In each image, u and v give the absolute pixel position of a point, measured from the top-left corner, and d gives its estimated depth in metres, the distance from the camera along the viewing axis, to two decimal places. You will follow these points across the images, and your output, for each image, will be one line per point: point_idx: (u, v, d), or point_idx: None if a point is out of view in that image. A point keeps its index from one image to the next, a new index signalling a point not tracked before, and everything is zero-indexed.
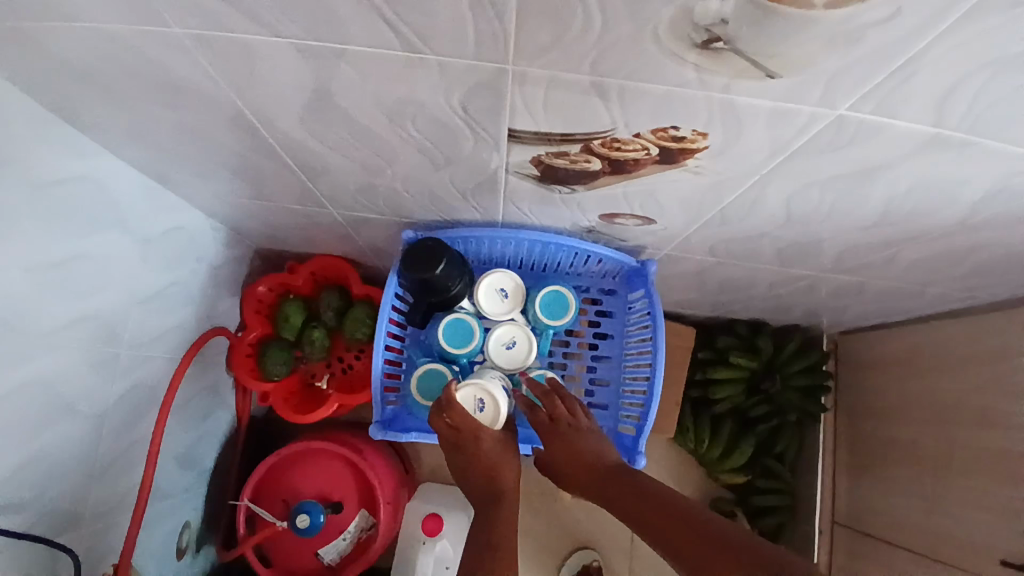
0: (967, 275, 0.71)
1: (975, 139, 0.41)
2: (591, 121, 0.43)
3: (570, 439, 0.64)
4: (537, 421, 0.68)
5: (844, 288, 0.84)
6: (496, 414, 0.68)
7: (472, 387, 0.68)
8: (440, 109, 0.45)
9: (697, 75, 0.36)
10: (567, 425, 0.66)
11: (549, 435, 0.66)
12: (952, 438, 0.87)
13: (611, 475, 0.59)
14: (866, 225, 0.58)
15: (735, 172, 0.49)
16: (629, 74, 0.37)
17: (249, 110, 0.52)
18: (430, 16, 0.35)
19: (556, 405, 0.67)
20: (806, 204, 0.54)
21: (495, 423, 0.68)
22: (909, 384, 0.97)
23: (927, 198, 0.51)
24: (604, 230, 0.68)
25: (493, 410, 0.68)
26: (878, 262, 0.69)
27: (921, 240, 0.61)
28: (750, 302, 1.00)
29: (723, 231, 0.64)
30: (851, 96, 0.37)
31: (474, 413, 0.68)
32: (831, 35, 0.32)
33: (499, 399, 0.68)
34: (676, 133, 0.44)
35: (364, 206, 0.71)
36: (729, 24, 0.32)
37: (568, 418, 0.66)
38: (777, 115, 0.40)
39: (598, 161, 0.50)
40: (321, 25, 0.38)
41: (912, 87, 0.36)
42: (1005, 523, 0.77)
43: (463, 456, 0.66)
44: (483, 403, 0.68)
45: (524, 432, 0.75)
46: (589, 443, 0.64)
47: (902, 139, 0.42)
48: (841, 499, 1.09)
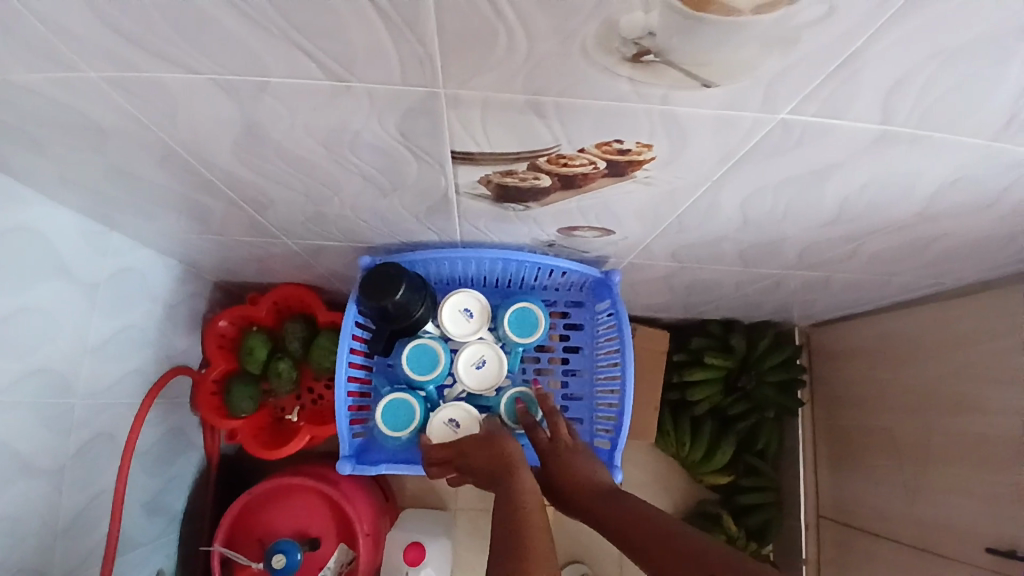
0: (929, 264, 0.71)
1: (923, 133, 0.40)
2: (532, 138, 0.42)
3: (565, 459, 0.62)
4: (538, 443, 0.66)
5: (811, 283, 0.84)
6: (469, 414, 0.69)
7: (432, 423, 0.68)
8: (379, 136, 0.44)
9: (633, 88, 0.35)
10: (564, 446, 0.64)
11: (545, 459, 0.64)
12: (931, 425, 0.87)
13: (602, 498, 0.57)
14: (823, 223, 0.57)
15: (686, 180, 0.48)
16: (563, 91, 0.36)
17: (181, 149, 0.50)
18: (351, 46, 0.33)
19: (555, 422, 0.65)
20: (760, 207, 0.53)
21: (474, 419, 0.68)
22: (883, 373, 0.97)
23: (881, 195, 0.51)
24: (564, 243, 0.67)
25: (462, 414, 0.69)
26: (841, 256, 0.69)
27: (881, 233, 0.60)
28: (719, 302, 1.00)
29: (683, 237, 0.63)
30: (791, 100, 0.36)
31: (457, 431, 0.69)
32: (765, 44, 0.31)
33: (455, 405, 0.69)
34: (621, 146, 0.43)
35: (317, 235, 0.69)
36: (658, 37, 0.31)
37: (566, 438, 0.64)
38: (720, 124, 0.39)
39: (547, 177, 0.49)
40: (241, 61, 0.36)
41: (852, 89, 0.35)
42: (990, 508, 0.77)
43: (468, 473, 0.61)
44: (455, 418, 0.69)
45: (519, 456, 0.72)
46: (584, 462, 0.62)
47: (851, 140, 0.41)
48: (824, 493, 1.09)
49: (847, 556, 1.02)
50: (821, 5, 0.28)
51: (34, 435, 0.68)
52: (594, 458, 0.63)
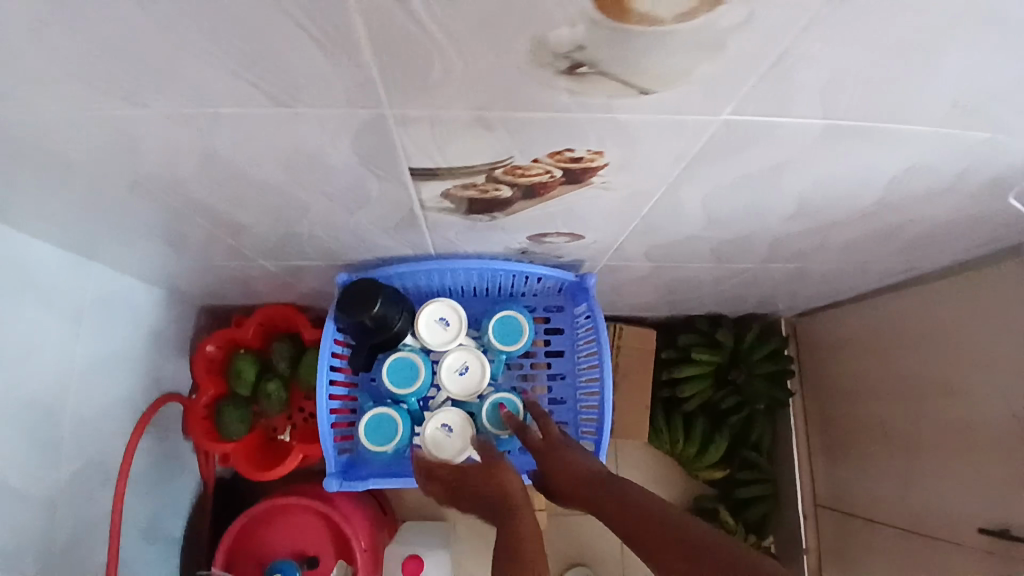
0: (901, 249, 0.72)
1: (865, 126, 0.41)
2: (483, 151, 0.43)
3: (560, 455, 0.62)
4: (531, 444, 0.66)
5: (788, 274, 0.84)
6: (446, 414, 0.70)
7: (427, 445, 0.69)
8: (337, 156, 0.44)
9: (573, 99, 0.36)
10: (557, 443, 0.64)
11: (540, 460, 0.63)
12: (920, 409, 0.87)
13: (596, 486, 0.56)
14: (786, 216, 0.58)
15: (644, 182, 0.49)
16: (507, 105, 0.37)
17: (146, 178, 0.51)
18: (293, 72, 0.34)
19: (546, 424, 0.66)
20: (721, 204, 0.54)
21: (456, 415, 0.70)
22: (870, 359, 0.98)
23: (836, 187, 0.51)
24: (536, 249, 0.67)
25: (442, 418, 0.70)
26: (812, 248, 0.70)
27: (846, 224, 0.61)
28: (702, 298, 1.00)
29: (652, 237, 0.63)
30: (729, 103, 0.37)
31: (451, 435, 0.70)
32: (692, 51, 0.31)
33: (429, 420, 0.70)
34: (573, 155, 0.44)
35: (293, 255, 0.69)
36: (586, 49, 0.31)
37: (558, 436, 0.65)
38: (665, 128, 0.40)
39: (507, 188, 0.49)
40: (190, 93, 0.37)
41: (787, 87, 0.35)
42: (982, 489, 0.77)
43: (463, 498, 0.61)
44: (443, 424, 0.70)
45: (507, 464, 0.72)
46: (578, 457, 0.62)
47: (796, 136, 0.41)
48: (820, 482, 1.09)
49: (847, 545, 1.02)
50: (739, 11, 0.29)
51: (26, 469, 0.68)
52: (582, 449, 0.63)
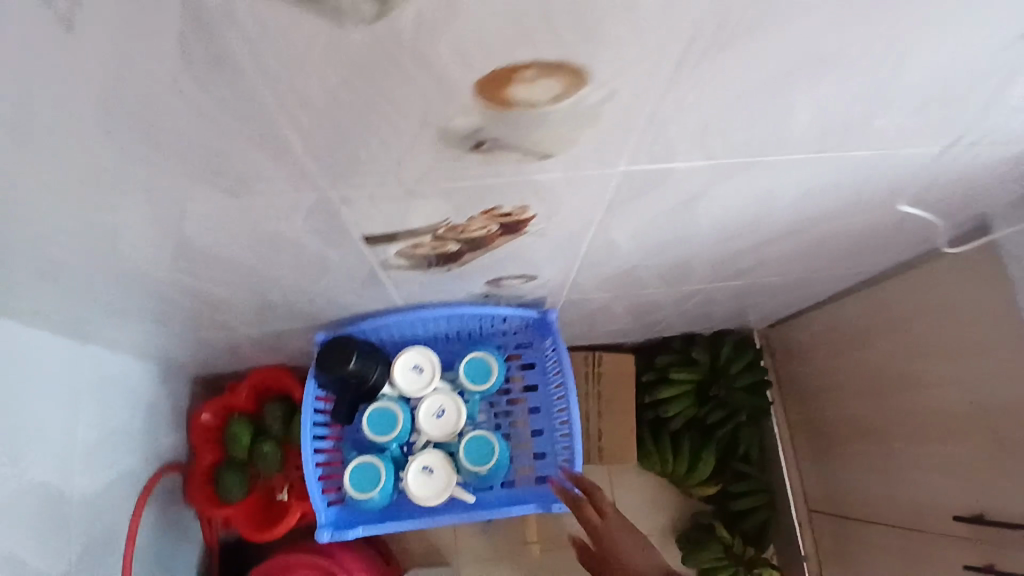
0: (840, 258, 0.77)
1: (750, 163, 0.47)
2: (421, 214, 0.48)
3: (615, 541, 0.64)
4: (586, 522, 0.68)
5: (743, 290, 0.89)
6: (423, 457, 0.74)
7: (417, 493, 0.73)
8: (293, 231, 0.50)
9: (487, 168, 0.42)
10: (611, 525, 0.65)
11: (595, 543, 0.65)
12: (886, 406, 0.91)
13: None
14: (714, 241, 0.63)
15: (573, 226, 0.54)
16: (432, 177, 0.42)
17: (129, 268, 0.56)
18: (243, 169, 0.40)
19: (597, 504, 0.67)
20: (650, 237, 0.59)
21: (432, 455, 0.74)
22: (836, 362, 1.02)
23: (749, 213, 0.57)
24: (497, 292, 0.72)
25: (420, 463, 0.74)
26: (752, 266, 0.75)
27: (773, 243, 0.66)
28: (671, 319, 1.05)
29: (600, 271, 0.69)
30: (622, 157, 0.43)
31: (432, 474, 0.74)
32: (575, 123, 0.37)
33: (410, 469, 0.74)
34: (503, 211, 0.49)
35: (272, 320, 0.74)
36: (485, 130, 0.37)
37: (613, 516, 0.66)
38: (575, 181, 0.45)
39: (452, 243, 0.55)
40: (159, 194, 0.42)
41: (669, 141, 0.41)
42: (951, 478, 0.80)
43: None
44: (425, 467, 0.74)
45: (495, 496, 0.78)
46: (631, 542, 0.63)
47: (692, 177, 0.47)
48: (810, 487, 1.12)
49: (845, 546, 1.03)
50: (603, 92, 0.35)
51: (38, 549, 0.71)
52: (639, 538, 0.64)
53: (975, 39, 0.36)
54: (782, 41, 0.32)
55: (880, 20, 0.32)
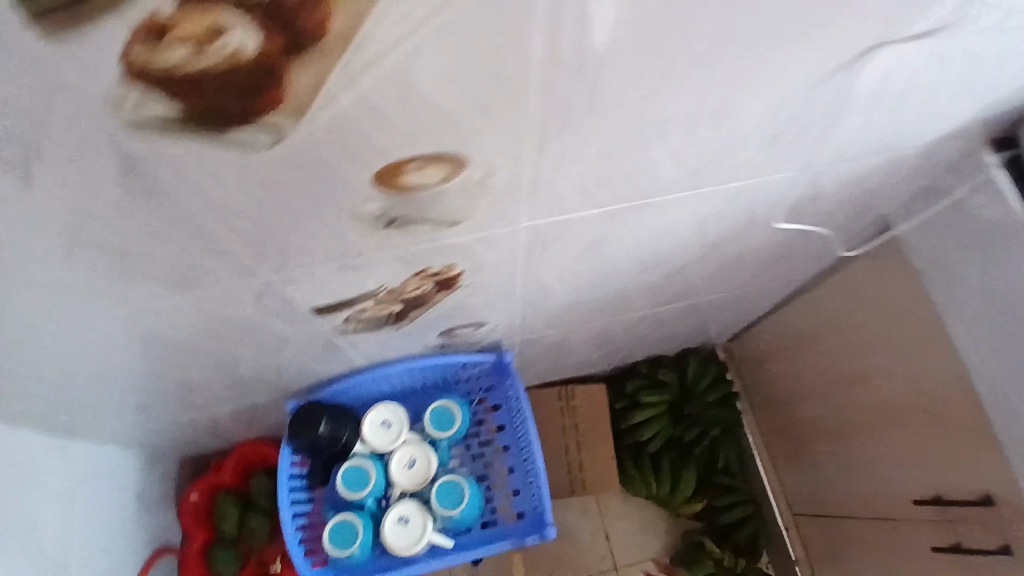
0: (762, 272, 0.83)
1: (639, 205, 0.53)
2: (357, 284, 0.54)
3: None
4: None
5: (687, 309, 0.95)
6: (399, 508, 0.77)
7: (395, 542, 0.76)
8: (245, 312, 0.55)
9: (404, 239, 0.48)
10: None
11: None
12: (838, 403, 0.95)
13: None
14: (638, 272, 0.69)
15: (501, 275, 0.60)
16: (357, 251, 0.48)
17: (102, 367, 0.61)
18: (189, 267, 0.46)
19: None
20: (576, 275, 0.65)
21: (407, 505, 0.78)
22: (790, 367, 1.07)
23: (660, 244, 0.63)
24: (452, 342, 0.77)
25: (396, 513, 0.77)
26: (685, 287, 0.81)
27: (696, 266, 0.72)
28: (630, 345, 1.10)
29: (542, 310, 0.74)
30: (520, 214, 0.49)
31: (408, 523, 0.77)
32: (467, 195, 0.44)
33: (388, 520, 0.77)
34: (431, 271, 0.55)
35: (245, 395, 0.79)
36: (392, 211, 0.43)
37: None
38: (486, 239, 0.52)
39: (395, 304, 0.60)
40: (119, 298, 0.48)
41: (557, 197, 0.48)
42: (905, 465, 0.84)
43: None
44: (399, 517, 0.77)
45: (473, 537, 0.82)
46: None
47: (590, 221, 0.53)
48: (791, 492, 1.14)
49: (832, 549, 1.05)
50: (482, 169, 0.41)
51: None
52: None
53: (787, 89, 0.43)
54: (616, 114, 0.40)
55: (691, 88, 0.39)
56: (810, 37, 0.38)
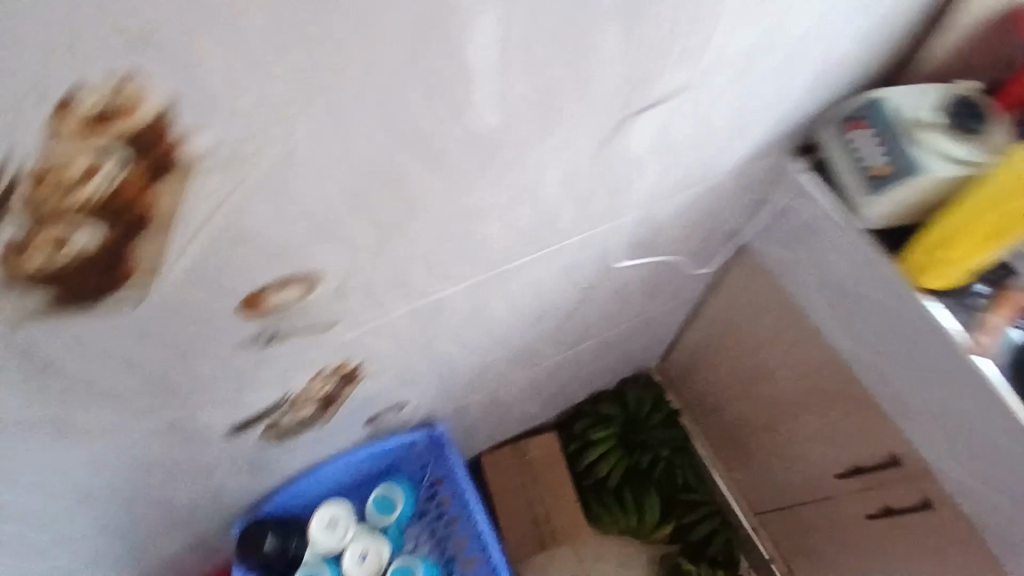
0: (649, 298, 0.92)
1: (494, 272, 0.61)
2: (262, 398, 0.59)
3: None
4: None
5: (598, 344, 1.02)
6: None
7: None
8: (163, 447, 0.59)
9: (289, 350, 0.54)
10: None
11: None
12: (756, 400, 1.03)
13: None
14: (528, 324, 0.76)
15: (397, 357, 0.66)
16: (250, 370, 0.54)
17: (36, 538, 0.63)
18: (96, 421, 0.50)
19: None
20: (470, 340, 0.72)
21: None
22: (710, 376, 1.15)
23: (534, 297, 0.71)
24: (379, 428, 0.82)
25: None
26: (583, 327, 0.88)
27: (580, 307, 0.80)
28: (563, 390, 1.16)
29: (454, 379, 0.80)
30: (388, 304, 0.56)
31: None
32: (331, 301, 0.50)
33: None
34: (328, 371, 0.61)
35: (190, 530, 0.80)
36: (267, 330, 0.50)
37: None
38: (367, 332, 0.58)
39: (306, 408, 0.65)
40: (34, 466, 0.52)
41: (415, 284, 0.55)
42: (822, 443, 0.91)
43: None
44: None
45: None
46: None
47: (456, 294, 0.61)
48: (747, 493, 1.20)
49: (796, 538, 1.10)
50: (335, 279, 0.48)
51: None
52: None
53: (574, 161, 0.52)
54: (432, 211, 0.48)
55: (486, 182, 0.48)
56: (563, 126, 0.47)
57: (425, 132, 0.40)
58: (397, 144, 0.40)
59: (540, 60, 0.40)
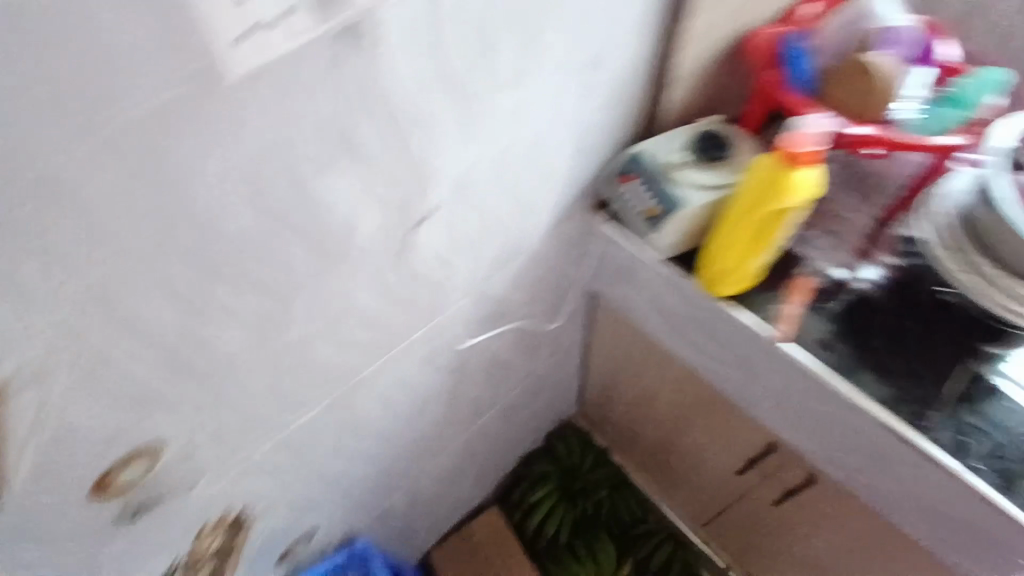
0: (529, 359, 1.00)
1: (345, 386, 0.67)
2: (151, 563, 0.62)
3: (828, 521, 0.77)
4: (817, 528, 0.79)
5: (503, 412, 1.08)
6: None
7: None
8: None
9: (159, 511, 0.58)
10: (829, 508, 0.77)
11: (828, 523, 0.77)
12: (659, 420, 1.10)
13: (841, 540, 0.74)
14: (410, 417, 0.82)
15: (282, 486, 0.70)
16: (125, 541, 0.58)
17: None
18: None
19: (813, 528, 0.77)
20: (355, 450, 0.77)
21: None
22: (620, 410, 1.21)
23: (402, 393, 0.77)
24: (297, 559, 0.83)
25: None
26: (473, 403, 0.94)
27: (458, 388, 0.87)
28: (490, 463, 1.20)
29: (358, 488, 0.84)
30: (245, 442, 0.61)
31: None
32: (182, 457, 0.56)
33: None
34: (211, 524, 0.65)
35: None
36: (129, 504, 0.55)
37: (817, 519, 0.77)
38: (235, 472, 0.63)
39: (203, 563, 0.68)
40: None
41: (264, 418, 0.61)
42: (719, 444, 0.99)
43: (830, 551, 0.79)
44: None
45: None
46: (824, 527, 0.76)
47: (314, 415, 0.66)
48: (688, 509, 1.25)
49: (738, 539, 1.15)
50: (176, 438, 0.54)
51: None
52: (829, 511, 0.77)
53: (372, 280, 0.60)
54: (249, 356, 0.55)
55: (293, 320, 0.56)
56: (345, 259, 0.55)
57: (210, 301, 0.48)
58: (189, 318, 0.47)
59: (292, 225, 0.49)
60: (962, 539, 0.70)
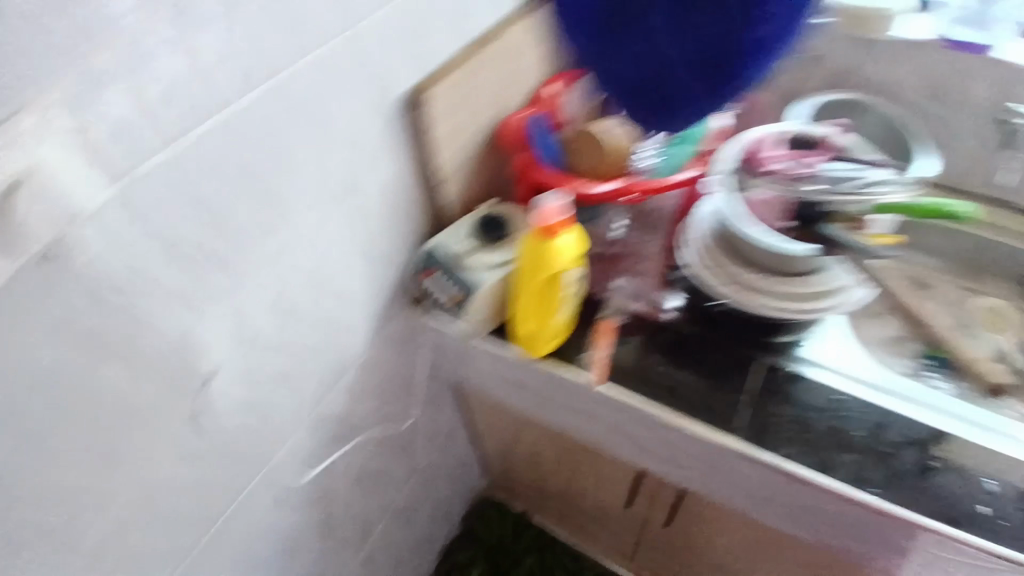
0: (405, 457, 1.01)
1: (180, 557, 0.67)
2: None
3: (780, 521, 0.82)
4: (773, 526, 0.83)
5: (399, 514, 1.08)
6: None
7: None
8: None
9: None
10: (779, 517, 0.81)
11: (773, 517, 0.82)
12: (552, 473, 1.13)
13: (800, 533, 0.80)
14: (275, 559, 0.81)
15: None
16: None
17: None
18: None
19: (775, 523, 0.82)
20: None
21: None
22: (520, 473, 1.23)
23: (256, 541, 0.76)
24: None
25: None
26: (352, 518, 0.94)
27: (325, 511, 0.87)
28: (405, 566, 1.18)
29: None
30: None
31: None
32: None
33: None
34: None
35: None
36: None
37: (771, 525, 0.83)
38: None
39: None
40: None
41: None
42: (604, 480, 1.03)
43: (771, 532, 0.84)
44: None
45: None
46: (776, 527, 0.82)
47: None
48: (611, 549, 1.27)
49: (659, 563, 1.18)
50: None
51: None
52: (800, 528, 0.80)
53: (168, 455, 0.61)
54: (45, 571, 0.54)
55: (86, 523, 0.56)
56: (125, 450, 0.56)
57: None
58: None
59: (50, 443, 0.50)
60: (811, 515, 0.78)
